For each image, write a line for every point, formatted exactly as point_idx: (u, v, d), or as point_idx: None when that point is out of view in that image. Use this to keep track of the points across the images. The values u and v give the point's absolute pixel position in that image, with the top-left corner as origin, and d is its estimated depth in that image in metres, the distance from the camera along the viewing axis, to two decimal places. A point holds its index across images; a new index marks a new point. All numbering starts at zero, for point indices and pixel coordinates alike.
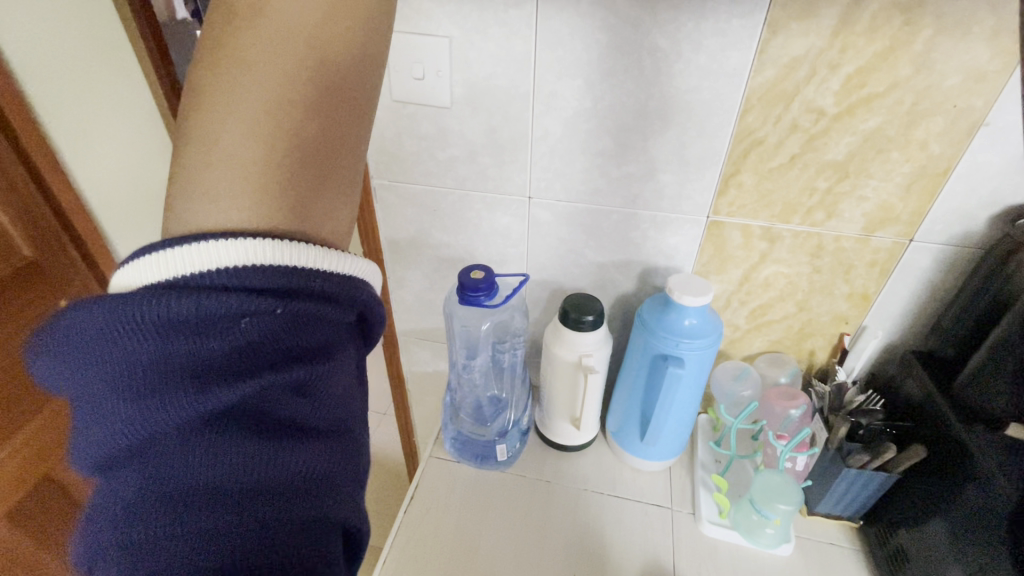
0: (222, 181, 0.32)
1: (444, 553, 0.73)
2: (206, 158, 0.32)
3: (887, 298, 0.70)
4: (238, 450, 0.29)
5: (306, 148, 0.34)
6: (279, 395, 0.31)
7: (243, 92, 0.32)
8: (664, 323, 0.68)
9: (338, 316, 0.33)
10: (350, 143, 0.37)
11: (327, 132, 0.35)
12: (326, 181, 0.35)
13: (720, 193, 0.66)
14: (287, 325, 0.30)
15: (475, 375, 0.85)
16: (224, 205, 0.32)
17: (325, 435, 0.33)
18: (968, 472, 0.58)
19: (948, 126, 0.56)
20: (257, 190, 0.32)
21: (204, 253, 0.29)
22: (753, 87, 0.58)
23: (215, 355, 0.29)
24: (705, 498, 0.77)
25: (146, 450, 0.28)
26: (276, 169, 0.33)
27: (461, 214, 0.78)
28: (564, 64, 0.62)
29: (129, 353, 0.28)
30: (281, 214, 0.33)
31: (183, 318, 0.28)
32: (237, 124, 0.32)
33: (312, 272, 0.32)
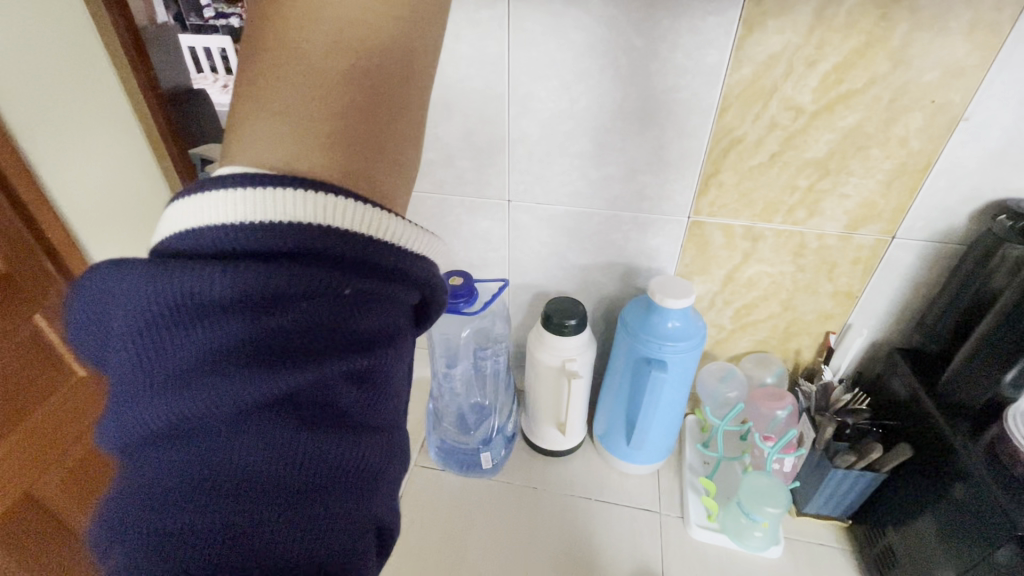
0: (270, 118, 0.29)
1: (429, 564, 0.72)
2: (258, 92, 0.30)
3: (871, 295, 0.69)
4: (280, 440, 0.26)
5: (366, 99, 0.30)
6: (335, 382, 0.27)
7: (312, 24, 0.29)
8: (647, 326, 0.67)
9: (403, 298, 0.30)
10: (415, 101, 0.33)
11: (394, 79, 0.31)
12: (385, 130, 0.32)
13: (701, 193, 0.65)
14: (350, 302, 0.27)
15: (455, 384, 0.82)
16: (276, 146, 0.29)
17: (378, 431, 0.29)
18: (955, 472, 0.57)
19: (927, 122, 0.56)
20: (304, 133, 0.29)
21: (263, 202, 0.26)
22: (730, 85, 0.57)
23: (268, 330, 0.25)
24: (693, 501, 0.76)
25: (183, 428, 0.25)
26: (328, 115, 0.29)
27: (441, 218, 0.76)
28: (540, 65, 0.60)
29: (177, 320, 0.25)
30: (329, 163, 0.29)
31: (235, 285, 0.25)
32: (299, 54, 0.29)
33: (377, 247, 0.28)
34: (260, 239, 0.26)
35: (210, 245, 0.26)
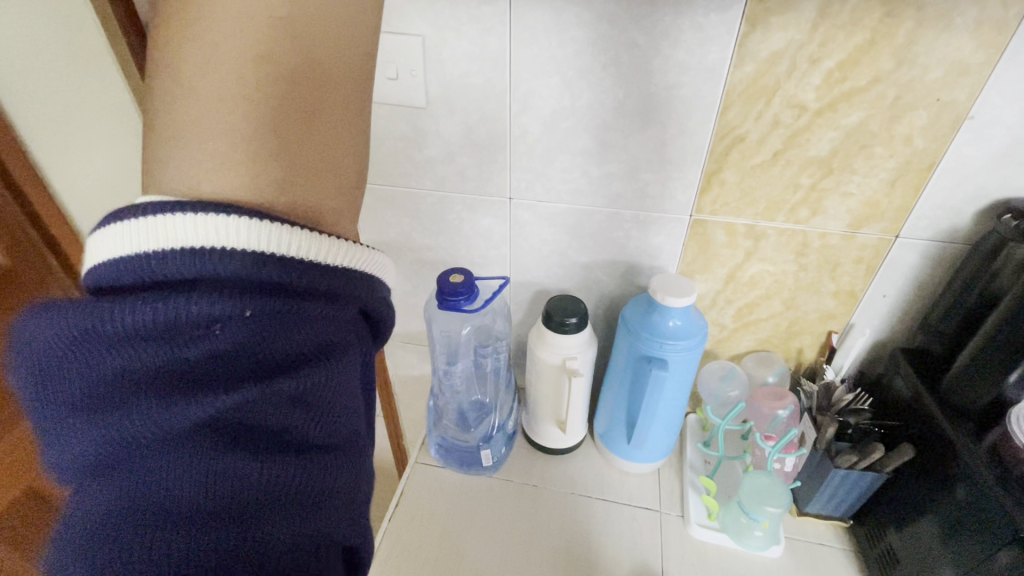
0: (197, 149, 0.31)
1: (428, 561, 0.72)
2: (191, 104, 0.31)
3: (874, 295, 0.69)
4: (228, 457, 0.27)
5: (288, 120, 0.33)
6: (271, 401, 0.29)
7: (223, 58, 0.31)
8: (648, 324, 0.67)
9: (335, 317, 0.32)
10: (342, 119, 0.36)
11: (314, 102, 0.34)
12: (317, 138, 0.34)
13: (702, 191, 0.65)
14: (279, 325, 0.29)
15: (456, 381, 0.82)
16: (215, 160, 0.31)
17: (321, 443, 0.31)
18: (956, 472, 0.57)
19: (932, 120, 0.55)
20: (234, 161, 0.31)
21: (191, 234, 0.28)
22: (733, 83, 0.57)
23: (201, 357, 0.28)
24: (693, 500, 0.76)
25: (127, 455, 0.27)
26: (254, 141, 0.32)
27: (442, 216, 0.76)
28: (541, 62, 0.60)
29: (120, 352, 0.27)
30: (260, 185, 0.32)
31: (171, 316, 0.27)
32: (230, 67, 0.31)
33: (308, 265, 0.31)
34: (194, 270, 0.28)
35: (147, 280, 0.28)
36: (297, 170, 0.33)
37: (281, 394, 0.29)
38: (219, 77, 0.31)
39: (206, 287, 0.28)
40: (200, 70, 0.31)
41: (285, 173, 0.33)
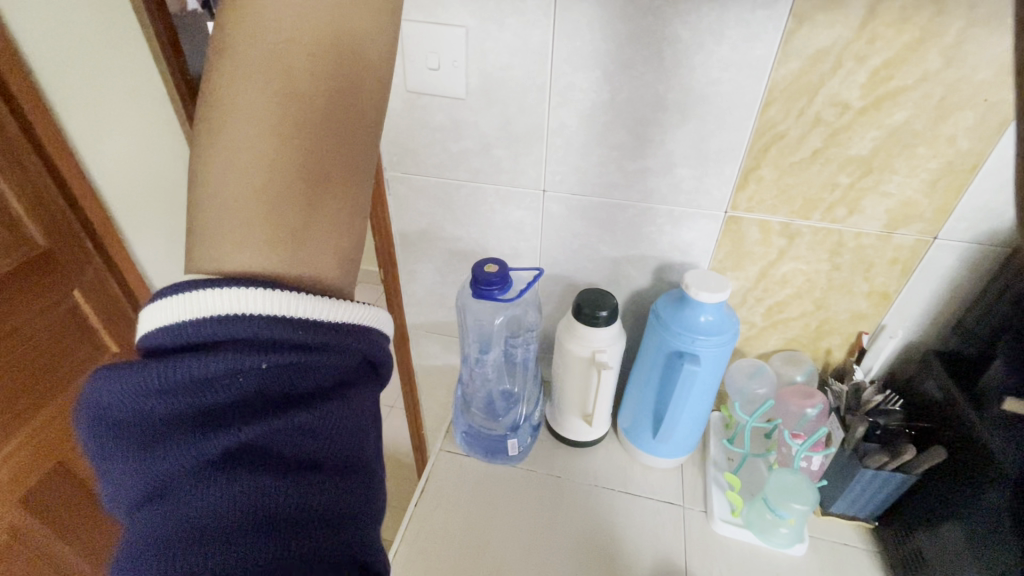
0: (228, 223, 0.33)
1: (453, 547, 0.73)
2: (209, 175, 0.33)
3: (908, 296, 0.69)
4: (243, 494, 0.27)
5: (304, 181, 0.34)
6: (289, 435, 0.29)
7: (236, 134, 0.32)
8: (680, 319, 0.67)
9: (350, 359, 0.33)
10: (355, 167, 0.36)
11: (326, 159, 0.34)
12: (327, 193, 0.35)
13: (739, 187, 0.65)
14: (294, 369, 0.30)
15: (487, 370, 0.86)
16: (234, 245, 0.33)
17: (341, 472, 0.30)
18: (990, 475, 0.57)
19: (977, 121, 0.55)
20: (260, 227, 0.33)
21: (202, 301, 0.29)
22: (776, 79, 0.57)
23: (223, 400, 0.28)
24: (717, 496, 0.76)
25: (157, 497, 0.28)
26: (273, 206, 0.33)
27: (474, 207, 0.77)
28: (582, 56, 0.61)
29: (138, 409, 0.28)
30: (280, 250, 0.33)
31: (182, 372, 0.28)
32: (246, 153, 0.32)
33: (320, 321, 0.31)
34: (201, 330, 0.29)
35: (164, 345, 0.29)
36: (309, 248, 0.34)
37: (291, 434, 0.29)
38: (234, 163, 0.32)
39: (224, 339, 0.29)
40: (216, 155, 0.32)
41: (299, 253, 0.34)
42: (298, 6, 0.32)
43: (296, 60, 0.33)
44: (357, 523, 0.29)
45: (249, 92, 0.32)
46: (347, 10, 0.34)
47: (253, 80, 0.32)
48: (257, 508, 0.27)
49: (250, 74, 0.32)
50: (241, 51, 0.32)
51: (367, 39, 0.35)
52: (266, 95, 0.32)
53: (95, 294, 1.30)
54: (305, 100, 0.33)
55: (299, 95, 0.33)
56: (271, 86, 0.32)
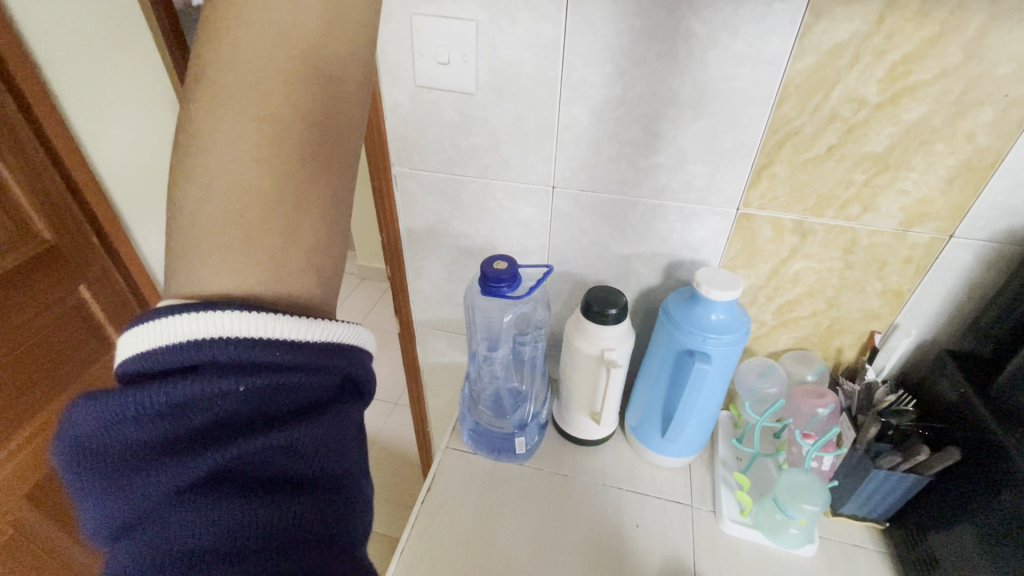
0: (209, 248, 0.32)
1: (460, 545, 0.72)
2: (190, 200, 0.32)
3: (922, 295, 0.68)
4: (225, 515, 0.27)
5: (286, 204, 0.34)
6: (271, 456, 0.30)
7: (219, 158, 0.32)
8: (690, 317, 0.67)
9: (327, 377, 0.33)
10: (334, 188, 0.36)
11: (307, 182, 0.35)
12: (308, 214, 0.35)
13: (752, 184, 0.64)
14: (271, 390, 0.30)
15: (496, 368, 0.86)
16: (211, 267, 0.32)
17: (324, 488, 0.31)
18: (1005, 476, 0.56)
19: (997, 117, 0.54)
20: (244, 251, 0.32)
21: (178, 325, 0.29)
22: (791, 75, 0.56)
23: (202, 425, 0.29)
24: (726, 496, 0.76)
25: (138, 524, 0.28)
26: (256, 230, 0.33)
27: (483, 204, 0.76)
28: (594, 50, 0.60)
29: (113, 435, 0.27)
30: (264, 272, 0.33)
31: (160, 397, 0.28)
32: (225, 177, 0.32)
33: (297, 339, 0.31)
34: (179, 355, 0.28)
35: (139, 371, 0.29)
36: (287, 269, 0.34)
37: (272, 454, 0.30)
38: (211, 186, 0.32)
39: (200, 363, 0.29)
40: (192, 178, 0.32)
41: (278, 273, 0.33)
42: (275, 38, 0.33)
43: (274, 88, 0.33)
44: (340, 535, 0.30)
45: (226, 117, 0.32)
46: (324, 43, 0.35)
47: (230, 106, 0.32)
48: (241, 528, 0.28)
49: (228, 100, 0.32)
50: (217, 80, 0.32)
51: (345, 70, 0.37)
52: (243, 121, 0.32)
53: (99, 290, 1.31)
54: (284, 126, 0.33)
55: (276, 120, 0.33)
56: (248, 111, 0.32)
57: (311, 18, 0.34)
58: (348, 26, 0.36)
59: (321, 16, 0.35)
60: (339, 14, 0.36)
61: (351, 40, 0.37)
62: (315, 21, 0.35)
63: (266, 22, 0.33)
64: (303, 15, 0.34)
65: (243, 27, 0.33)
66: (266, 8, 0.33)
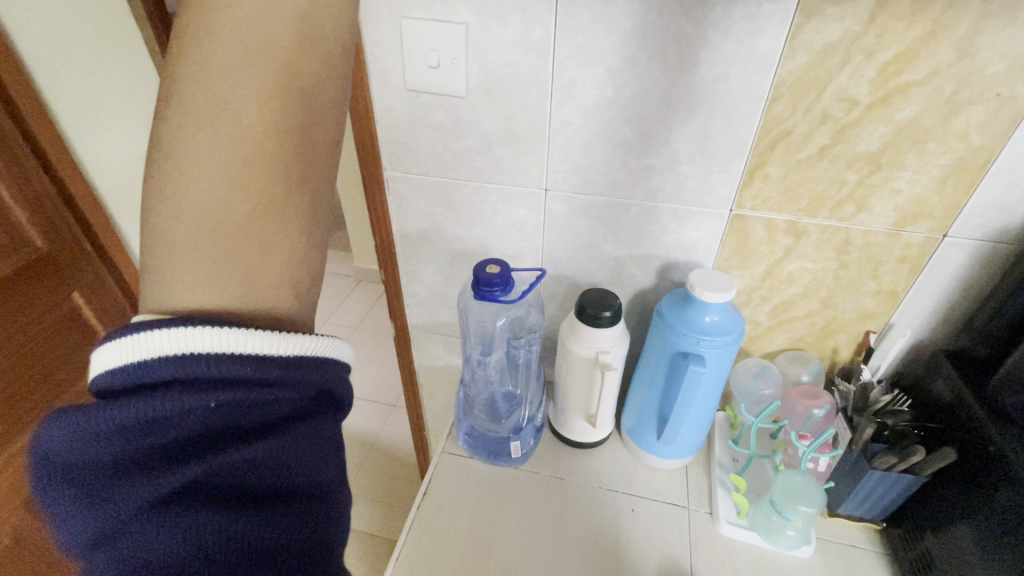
0: (182, 268, 0.32)
1: (456, 550, 0.72)
2: (162, 217, 0.32)
3: (916, 295, 0.68)
4: (195, 531, 0.27)
5: (261, 224, 0.34)
6: (244, 469, 0.29)
7: (192, 177, 0.32)
8: (684, 319, 0.66)
9: (302, 391, 0.33)
10: (310, 206, 0.36)
11: (282, 202, 0.34)
12: (284, 233, 0.35)
13: (744, 185, 0.64)
14: (244, 404, 0.30)
15: (490, 372, 0.85)
16: (184, 285, 0.31)
17: (299, 501, 0.31)
18: (1001, 475, 0.56)
19: (989, 116, 0.54)
20: (220, 272, 0.32)
21: (148, 342, 0.29)
22: (783, 75, 0.56)
23: (172, 440, 0.28)
24: (722, 497, 0.75)
25: (105, 543, 0.27)
26: (231, 250, 0.33)
27: (476, 206, 0.76)
28: (585, 51, 0.59)
29: (81, 452, 0.27)
30: (239, 292, 0.33)
31: (131, 413, 0.28)
32: (197, 194, 0.32)
33: (272, 355, 0.31)
34: (150, 371, 0.28)
35: (112, 388, 0.29)
36: (262, 286, 0.33)
37: (245, 469, 0.29)
38: (182, 203, 0.32)
39: (172, 379, 0.29)
40: (163, 196, 0.32)
41: (252, 291, 0.33)
42: (247, 55, 0.33)
43: (246, 106, 0.33)
44: (314, 549, 0.30)
45: (198, 136, 0.32)
46: (299, 59, 0.35)
47: (202, 124, 0.32)
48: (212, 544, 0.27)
49: (198, 118, 0.32)
50: (188, 97, 0.32)
51: (320, 87, 0.36)
52: (216, 140, 0.32)
53: (93, 297, 1.31)
54: (257, 144, 0.33)
55: (250, 139, 0.33)
56: (220, 129, 0.32)
57: (285, 34, 0.34)
58: (323, 43, 0.36)
59: (295, 33, 0.34)
60: (314, 31, 0.35)
61: (325, 57, 0.37)
62: (290, 38, 0.34)
63: (239, 38, 0.33)
64: (277, 33, 0.34)
65: (215, 44, 0.32)
66: (239, 24, 0.33)
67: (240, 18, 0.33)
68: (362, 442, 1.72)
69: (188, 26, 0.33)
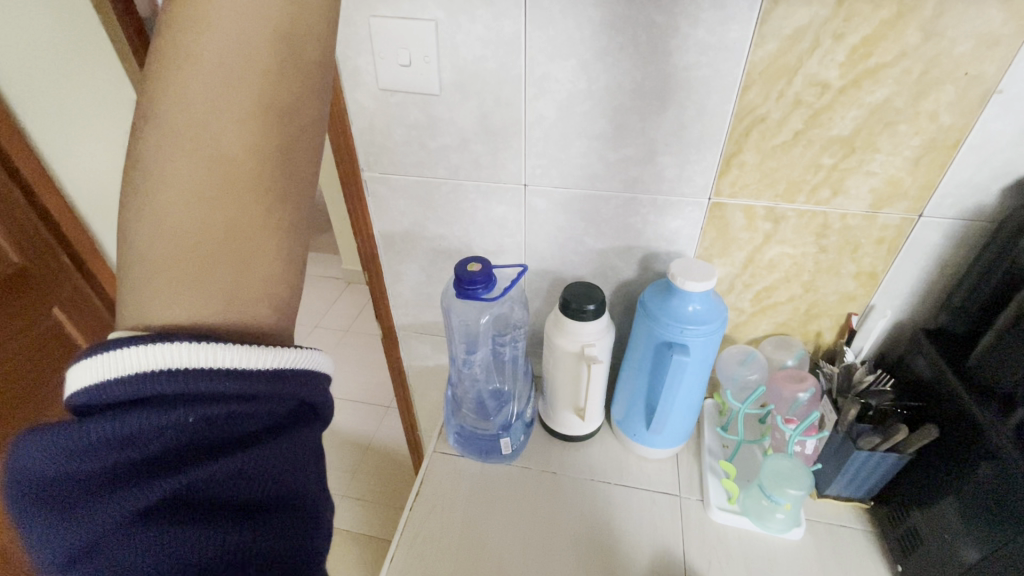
0: (159, 287, 0.31)
1: (449, 550, 0.72)
2: (138, 236, 0.31)
3: (895, 275, 0.68)
4: (175, 546, 0.27)
5: (240, 242, 0.33)
6: (225, 482, 0.29)
7: (168, 196, 0.31)
8: (667, 309, 0.67)
9: (284, 403, 0.32)
10: (291, 223, 0.35)
11: (260, 218, 0.33)
12: (261, 249, 0.33)
13: (721, 173, 0.64)
14: (225, 419, 0.29)
15: (475, 369, 0.85)
16: (164, 305, 0.31)
17: (280, 512, 0.30)
18: (983, 452, 0.57)
19: (958, 96, 0.54)
20: (197, 290, 0.31)
21: (123, 359, 0.28)
22: (754, 61, 0.56)
23: (151, 456, 0.27)
24: (713, 484, 0.76)
25: (81, 561, 0.26)
26: (209, 269, 0.32)
27: (456, 204, 0.76)
28: (556, 44, 0.59)
29: (61, 467, 0.26)
30: (216, 309, 0.32)
31: (109, 429, 0.27)
32: (178, 213, 0.31)
33: (251, 368, 0.30)
34: (126, 388, 0.28)
35: (90, 404, 0.28)
36: (244, 302, 0.33)
37: (226, 483, 0.29)
38: (163, 222, 0.31)
39: (150, 394, 0.28)
40: (143, 215, 0.31)
41: (233, 307, 0.32)
42: (226, 76, 0.32)
43: (224, 127, 0.32)
44: (293, 559, 0.30)
45: (176, 157, 0.31)
46: (279, 78, 0.34)
47: (179, 144, 0.31)
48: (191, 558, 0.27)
49: (177, 139, 0.31)
50: (165, 118, 0.31)
51: (302, 102, 0.35)
52: (194, 161, 0.31)
53: (74, 309, 1.29)
54: (235, 164, 0.32)
55: (228, 159, 0.32)
56: (199, 150, 0.31)
57: (263, 51, 0.33)
58: (302, 59, 0.35)
59: (275, 50, 0.33)
60: (294, 47, 0.34)
61: (306, 73, 0.35)
62: (268, 55, 0.33)
63: (216, 58, 0.32)
64: (255, 51, 0.33)
65: (192, 62, 0.31)
66: (216, 44, 0.32)
67: (216, 37, 0.32)
68: (357, 444, 1.72)
69: (161, 44, 0.32)
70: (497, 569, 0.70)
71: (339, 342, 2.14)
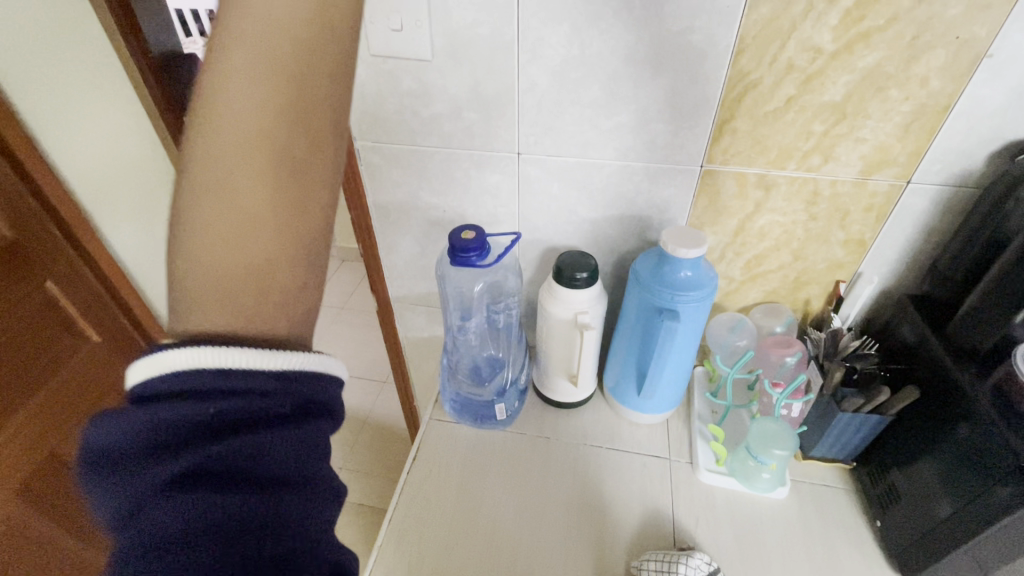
0: (194, 292, 0.31)
1: (445, 511, 0.74)
2: (177, 240, 0.32)
3: (884, 242, 0.70)
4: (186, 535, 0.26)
5: (271, 246, 0.32)
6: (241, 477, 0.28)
7: (200, 200, 0.31)
8: (659, 277, 0.68)
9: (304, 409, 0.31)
10: (316, 225, 0.34)
11: (287, 222, 0.33)
12: (291, 252, 0.33)
13: (714, 140, 0.64)
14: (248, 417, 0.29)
15: (470, 337, 0.88)
16: (198, 307, 0.31)
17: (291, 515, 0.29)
18: (962, 413, 0.59)
19: (950, 60, 0.54)
20: (228, 294, 0.31)
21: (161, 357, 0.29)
22: (747, 25, 0.56)
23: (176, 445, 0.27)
24: (702, 447, 0.78)
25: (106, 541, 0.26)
26: (241, 273, 0.32)
27: (450, 174, 0.76)
28: (549, 8, 0.58)
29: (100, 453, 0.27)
30: (245, 312, 0.32)
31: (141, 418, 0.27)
32: (210, 216, 0.31)
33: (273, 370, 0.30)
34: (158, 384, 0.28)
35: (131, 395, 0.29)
36: (271, 305, 0.32)
37: (231, 490, 0.27)
38: (199, 226, 0.31)
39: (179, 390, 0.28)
40: (179, 217, 0.31)
41: (261, 311, 0.32)
42: (250, 76, 0.31)
43: (252, 131, 0.31)
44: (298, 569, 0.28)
45: (206, 163, 0.31)
46: (304, 80, 0.32)
47: (209, 147, 0.31)
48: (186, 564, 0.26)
49: (207, 143, 0.31)
50: (195, 121, 0.31)
51: (329, 102, 0.34)
52: (224, 166, 0.31)
53: (68, 284, 1.29)
54: (265, 168, 0.32)
55: (257, 164, 0.31)
56: (229, 151, 0.31)
57: (284, 47, 0.31)
58: (324, 60, 0.33)
59: (298, 47, 0.32)
60: (318, 43, 0.32)
61: (322, 74, 0.33)
62: (291, 52, 0.32)
63: (244, 59, 0.31)
64: (277, 48, 0.31)
65: (219, 63, 0.31)
66: (240, 42, 0.31)
67: (236, 35, 0.31)
68: (355, 419, 1.74)
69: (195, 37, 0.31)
70: (492, 531, 0.72)
71: (334, 320, 2.14)
